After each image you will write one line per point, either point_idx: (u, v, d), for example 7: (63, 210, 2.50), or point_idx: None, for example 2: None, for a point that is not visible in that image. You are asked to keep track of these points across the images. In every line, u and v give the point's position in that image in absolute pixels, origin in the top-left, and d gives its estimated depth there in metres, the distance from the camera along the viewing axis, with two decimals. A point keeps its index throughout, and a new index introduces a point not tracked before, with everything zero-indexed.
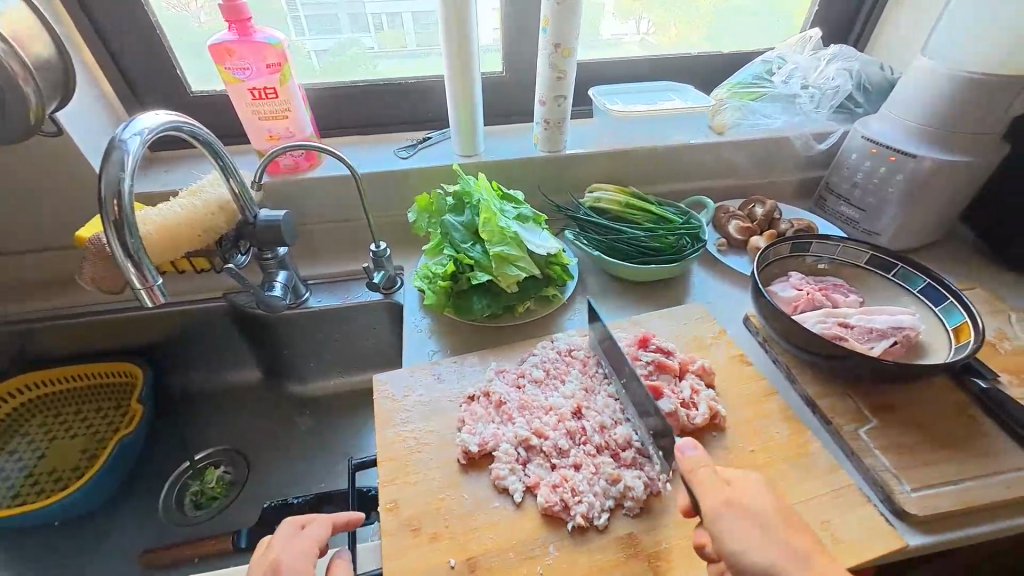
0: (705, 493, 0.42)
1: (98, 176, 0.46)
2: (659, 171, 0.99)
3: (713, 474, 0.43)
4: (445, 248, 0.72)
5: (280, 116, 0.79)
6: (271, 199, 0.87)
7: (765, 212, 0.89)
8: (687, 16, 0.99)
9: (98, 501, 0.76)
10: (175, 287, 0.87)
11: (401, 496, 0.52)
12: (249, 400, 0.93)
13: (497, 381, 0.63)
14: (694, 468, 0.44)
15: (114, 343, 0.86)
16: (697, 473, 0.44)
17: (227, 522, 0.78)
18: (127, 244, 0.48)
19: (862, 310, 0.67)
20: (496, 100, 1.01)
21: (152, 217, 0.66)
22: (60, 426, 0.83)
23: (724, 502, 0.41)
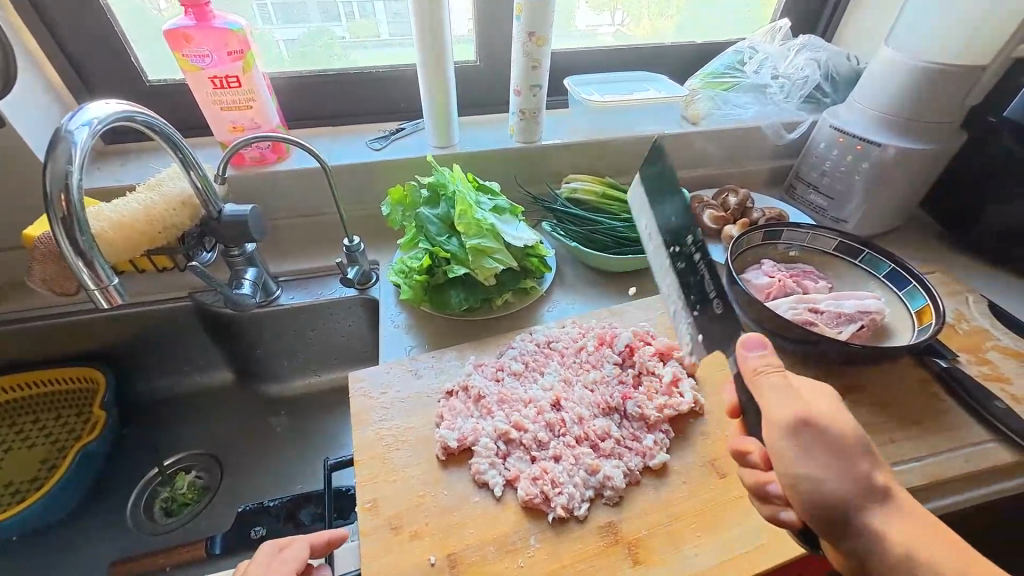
0: (778, 402, 0.42)
1: (43, 171, 0.43)
2: (635, 162, 0.99)
3: None
4: (421, 241, 0.70)
5: (244, 106, 0.76)
6: (237, 193, 0.84)
7: (738, 202, 0.90)
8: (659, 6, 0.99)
9: (61, 512, 0.73)
10: (137, 287, 0.83)
11: (380, 495, 0.51)
12: (221, 402, 0.90)
13: (476, 375, 0.62)
14: (761, 369, 0.44)
15: (72, 347, 0.81)
16: (763, 373, 0.43)
17: (201, 529, 0.76)
18: (77, 243, 0.45)
19: (831, 295, 0.69)
20: (471, 89, 0.99)
21: (107, 212, 0.63)
22: (15, 436, 0.79)
23: (802, 417, 0.41)
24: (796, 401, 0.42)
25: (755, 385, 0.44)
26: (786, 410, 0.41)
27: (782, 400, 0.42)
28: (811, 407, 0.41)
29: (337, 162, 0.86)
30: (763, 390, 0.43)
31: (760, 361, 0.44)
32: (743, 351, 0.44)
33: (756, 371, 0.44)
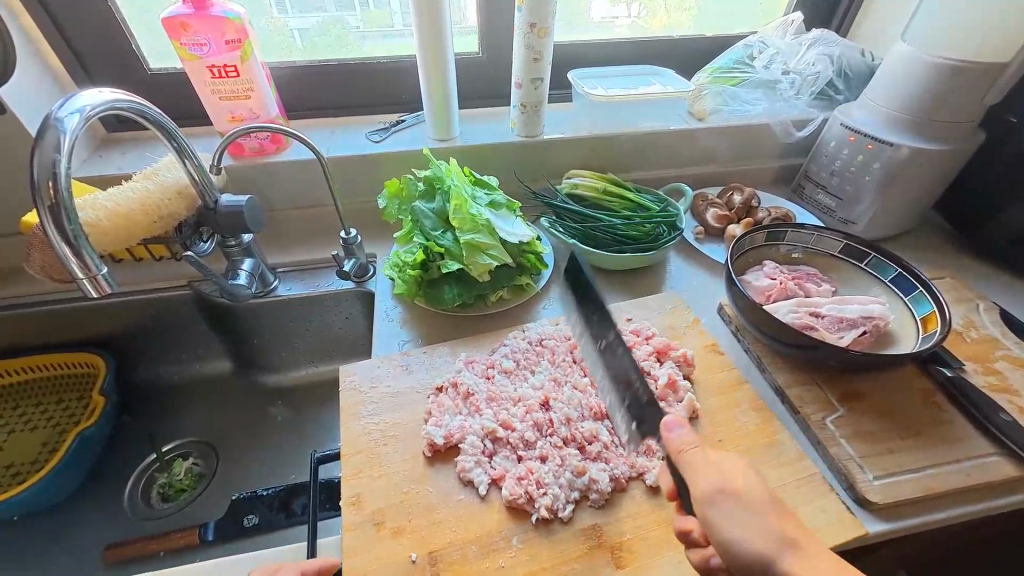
0: (702, 474, 0.42)
1: (31, 157, 0.43)
2: (638, 158, 0.98)
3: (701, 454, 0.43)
4: (416, 236, 0.70)
5: (242, 96, 0.76)
6: (236, 183, 0.84)
7: (744, 201, 0.89)
8: None
9: (59, 495, 0.74)
10: (135, 276, 0.84)
11: (365, 491, 0.51)
12: (219, 390, 0.91)
13: (465, 372, 0.62)
14: (683, 449, 0.44)
15: (74, 334, 0.83)
16: (686, 453, 0.44)
17: (195, 516, 0.76)
18: (65, 231, 0.45)
19: (833, 299, 0.67)
20: (473, 81, 0.97)
21: (103, 202, 0.62)
22: (18, 419, 0.80)
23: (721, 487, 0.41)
24: (714, 471, 0.42)
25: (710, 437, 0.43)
26: (704, 480, 0.41)
27: (704, 472, 0.42)
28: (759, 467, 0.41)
29: (335, 154, 0.85)
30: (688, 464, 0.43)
31: (683, 440, 0.44)
32: (665, 431, 0.45)
33: (679, 451, 0.44)
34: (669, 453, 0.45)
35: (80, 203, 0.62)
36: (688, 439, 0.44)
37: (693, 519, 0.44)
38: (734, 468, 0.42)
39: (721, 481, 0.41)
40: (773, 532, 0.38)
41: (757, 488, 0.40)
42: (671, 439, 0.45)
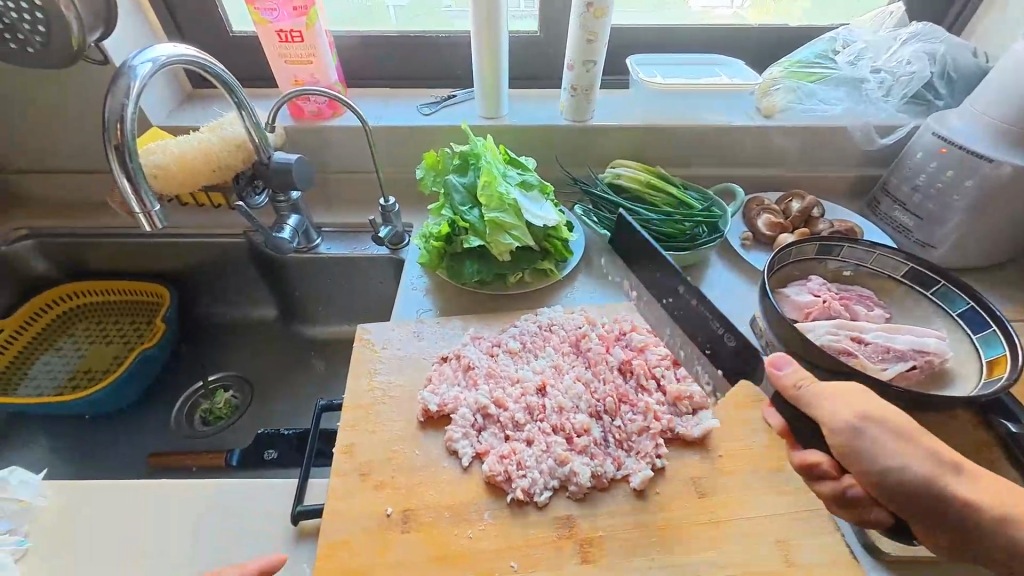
0: (829, 405, 0.42)
1: (105, 100, 0.49)
2: (693, 152, 0.92)
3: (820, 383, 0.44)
4: (444, 208, 0.71)
5: (305, 61, 0.81)
6: (294, 144, 0.89)
7: (803, 209, 0.82)
8: None
9: (121, 402, 0.84)
10: (201, 220, 0.92)
11: (358, 442, 0.54)
12: (263, 334, 0.99)
13: (470, 346, 0.62)
14: (799, 383, 0.44)
15: (151, 266, 0.94)
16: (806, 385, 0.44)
17: (228, 441, 0.84)
18: (126, 167, 0.50)
19: (882, 326, 0.61)
20: (528, 60, 0.96)
21: (172, 148, 0.71)
22: (97, 332, 0.92)
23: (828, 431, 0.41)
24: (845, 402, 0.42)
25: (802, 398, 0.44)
26: (841, 414, 0.42)
27: (837, 404, 0.42)
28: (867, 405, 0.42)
29: (384, 123, 0.88)
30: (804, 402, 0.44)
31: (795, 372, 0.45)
32: (774, 369, 0.45)
33: (795, 390, 0.44)
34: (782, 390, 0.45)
35: (155, 146, 0.71)
36: (804, 372, 0.45)
37: (818, 452, 0.47)
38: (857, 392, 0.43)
39: (858, 411, 0.41)
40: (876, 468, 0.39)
41: (888, 411, 0.41)
42: (780, 376, 0.45)
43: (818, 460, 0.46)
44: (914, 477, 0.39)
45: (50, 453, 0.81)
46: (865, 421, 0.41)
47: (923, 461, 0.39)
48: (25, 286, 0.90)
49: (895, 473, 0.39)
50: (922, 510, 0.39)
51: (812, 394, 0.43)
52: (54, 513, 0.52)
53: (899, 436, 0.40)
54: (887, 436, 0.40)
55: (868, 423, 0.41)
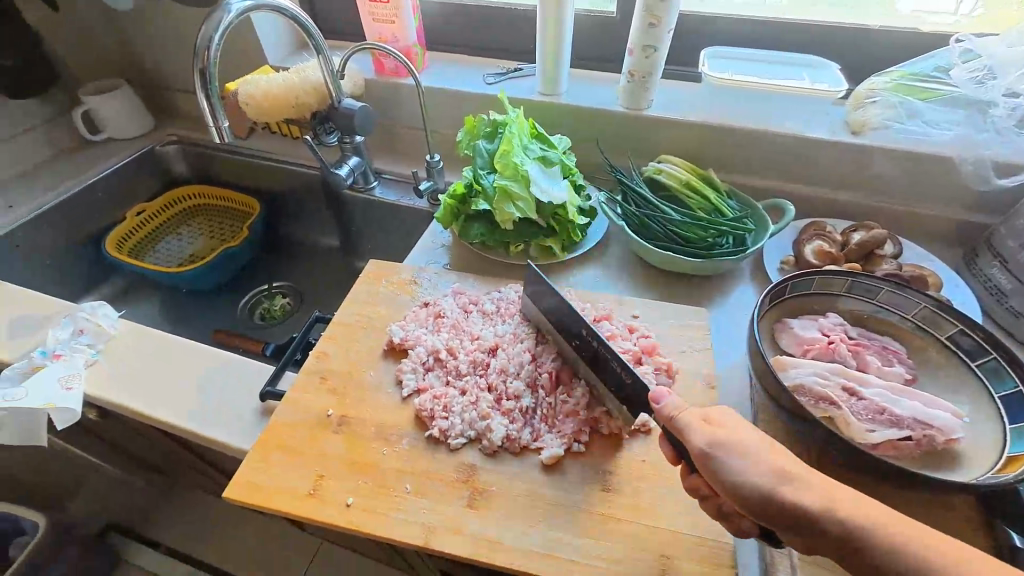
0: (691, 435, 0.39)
1: (199, 31, 0.62)
2: (757, 159, 0.83)
3: (692, 414, 0.40)
4: (467, 170, 0.75)
5: (391, 21, 0.89)
6: (373, 96, 1.00)
7: (864, 242, 0.70)
8: None
9: (207, 285, 1.04)
10: (292, 151, 1.08)
11: (330, 351, 0.63)
12: (323, 259, 1.14)
13: (449, 298, 0.67)
14: (674, 414, 0.41)
15: (251, 183, 1.13)
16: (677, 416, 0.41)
17: (272, 337, 1.01)
18: (205, 88, 0.63)
19: (888, 385, 0.53)
20: (604, 43, 0.95)
21: (263, 83, 0.84)
22: (207, 228, 1.13)
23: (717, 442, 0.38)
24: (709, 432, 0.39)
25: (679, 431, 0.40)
26: (697, 439, 0.39)
27: (692, 429, 0.39)
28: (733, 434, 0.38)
29: (450, 87, 0.94)
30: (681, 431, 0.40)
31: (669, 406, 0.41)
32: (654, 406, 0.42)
33: (671, 419, 0.41)
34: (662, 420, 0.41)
35: (253, 80, 0.85)
36: (679, 404, 0.41)
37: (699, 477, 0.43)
38: (728, 421, 0.39)
39: (712, 436, 0.38)
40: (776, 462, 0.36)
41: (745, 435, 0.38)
42: (660, 412, 0.42)
43: (698, 483, 0.43)
44: (753, 486, 0.35)
45: (152, 310, 1.03)
46: (715, 445, 0.37)
47: (762, 470, 0.35)
48: (165, 181, 1.15)
49: (741, 486, 0.35)
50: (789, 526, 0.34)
51: (682, 424, 0.40)
52: (123, 343, 0.68)
53: (740, 448, 0.37)
54: (728, 452, 0.37)
55: (716, 448, 0.37)
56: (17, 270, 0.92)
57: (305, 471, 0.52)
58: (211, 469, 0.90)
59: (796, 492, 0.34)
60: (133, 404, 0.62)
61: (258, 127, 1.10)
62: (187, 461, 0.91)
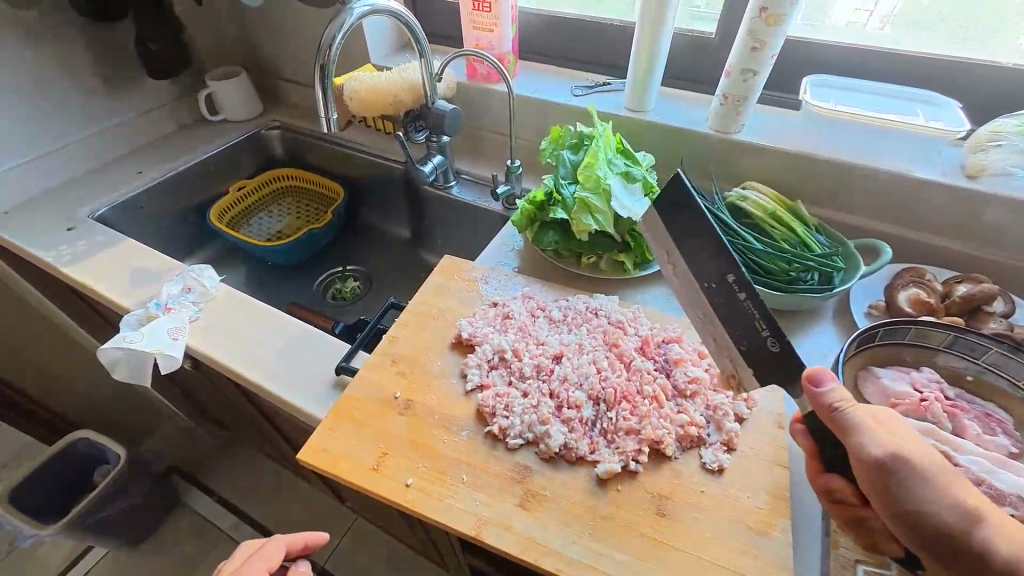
0: (861, 437, 0.39)
1: (324, 31, 0.68)
2: (852, 195, 0.79)
3: (866, 414, 0.40)
4: (548, 179, 0.77)
5: (489, 29, 0.93)
6: (463, 99, 1.04)
7: (969, 297, 0.64)
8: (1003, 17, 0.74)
9: (291, 260, 1.12)
10: (380, 144, 1.15)
11: (401, 337, 0.66)
12: (395, 248, 1.20)
13: (518, 301, 0.69)
14: (839, 407, 0.40)
15: (340, 171, 1.21)
16: (845, 411, 0.40)
17: (341, 317, 1.07)
18: (322, 82, 0.68)
19: (988, 456, 0.48)
20: (698, 64, 0.94)
21: (366, 80, 0.90)
22: (295, 208, 1.23)
23: (893, 453, 0.38)
24: (879, 435, 0.39)
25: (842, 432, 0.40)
26: (871, 446, 0.38)
27: (872, 437, 0.39)
28: (907, 445, 0.38)
29: (537, 95, 0.96)
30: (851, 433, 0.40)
31: (840, 394, 0.40)
32: (814, 388, 0.41)
33: (835, 412, 0.40)
34: (829, 414, 0.40)
35: (358, 77, 0.91)
36: (845, 395, 0.41)
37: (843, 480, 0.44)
38: (899, 430, 0.40)
39: (892, 447, 0.38)
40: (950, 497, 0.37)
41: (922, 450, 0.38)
42: (821, 398, 0.41)
43: (842, 488, 0.44)
44: (940, 517, 0.37)
45: (240, 279, 1.13)
46: (895, 455, 0.38)
47: (950, 504, 0.37)
48: (265, 161, 1.26)
49: (921, 510, 0.37)
50: (952, 554, 0.37)
51: (854, 422, 0.40)
52: (221, 304, 0.76)
53: (923, 471, 0.38)
54: (914, 471, 0.37)
55: (896, 462, 0.38)
56: (137, 228, 1.04)
57: (370, 445, 0.55)
58: (273, 431, 0.96)
59: (978, 532, 0.36)
60: (224, 360, 0.68)
61: (355, 121, 1.18)
62: (253, 420, 0.99)
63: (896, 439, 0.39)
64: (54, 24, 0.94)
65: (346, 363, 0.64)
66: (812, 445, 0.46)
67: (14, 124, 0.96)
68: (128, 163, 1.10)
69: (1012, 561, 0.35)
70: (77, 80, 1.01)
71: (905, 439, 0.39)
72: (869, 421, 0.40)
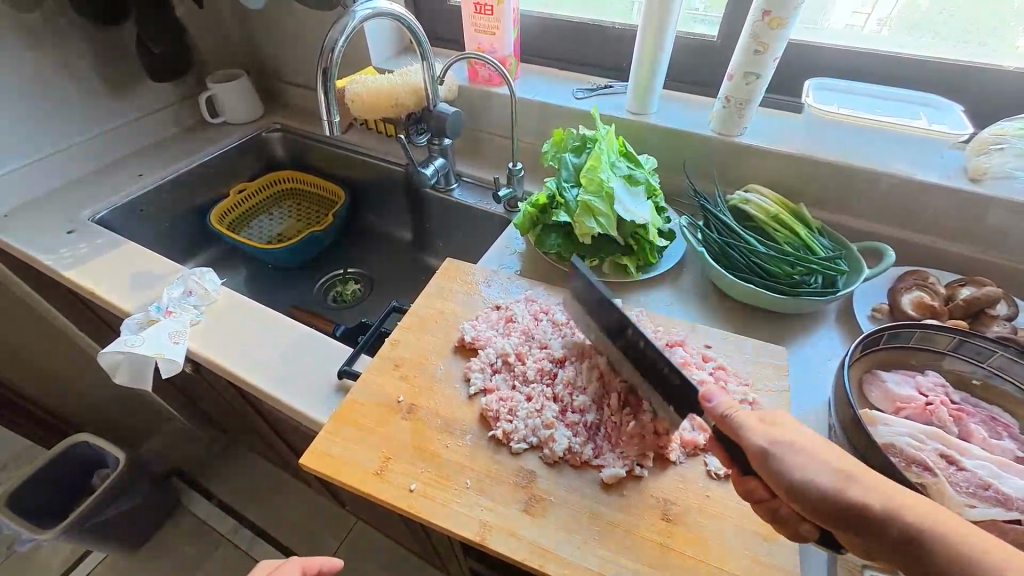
0: (751, 429, 0.40)
1: (327, 34, 0.67)
2: (855, 197, 0.79)
3: (749, 411, 0.41)
4: (550, 181, 0.77)
5: (491, 32, 0.93)
6: (465, 101, 1.04)
7: (972, 300, 0.64)
8: (1011, 20, 0.74)
9: (292, 263, 1.12)
10: (380, 146, 1.15)
11: (403, 340, 0.66)
12: (396, 251, 1.20)
13: (521, 304, 0.69)
14: (727, 411, 0.41)
15: (341, 174, 1.21)
16: (729, 410, 0.41)
17: (342, 320, 1.07)
18: (324, 86, 0.68)
19: (996, 459, 0.48)
20: (701, 66, 0.94)
21: (368, 82, 0.90)
22: (296, 211, 1.22)
23: (772, 440, 0.39)
24: (763, 425, 0.40)
25: (727, 428, 0.41)
26: (756, 438, 0.39)
27: (752, 428, 0.39)
28: (783, 433, 0.39)
29: (539, 98, 0.96)
30: (737, 428, 0.40)
31: (722, 402, 0.41)
32: (706, 404, 0.42)
33: (725, 416, 0.41)
34: (712, 415, 0.41)
35: (360, 79, 0.91)
36: (731, 400, 0.41)
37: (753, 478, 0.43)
38: (786, 423, 0.40)
39: (774, 436, 0.39)
40: (832, 467, 0.37)
41: (806, 431, 0.39)
42: (713, 411, 0.41)
43: (756, 487, 0.42)
44: (820, 486, 0.36)
45: (241, 281, 1.13)
46: (777, 444, 0.38)
47: (826, 469, 0.37)
48: (266, 163, 1.25)
49: (809, 486, 0.37)
50: (851, 525, 0.35)
51: (737, 420, 0.40)
52: (222, 307, 0.75)
53: (806, 452, 0.38)
54: (791, 453, 0.38)
55: (777, 447, 0.38)
56: (138, 230, 1.04)
57: (373, 449, 0.55)
58: (274, 433, 0.96)
59: (863, 494, 0.35)
60: (222, 362, 0.68)
61: (356, 123, 1.18)
62: (253, 422, 0.98)
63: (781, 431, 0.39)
64: (56, 25, 0.94)
65: (349, 365, 0.64)
66: (725, 453, 0.44)
67: (15, 124, 0.95)
68: (129, 164, 1.09)
69: (895, 519, 0.34)
70: (79, 81, 1.01)
71: (788, 426, 0.40)
72: (758, 418, 0.40)
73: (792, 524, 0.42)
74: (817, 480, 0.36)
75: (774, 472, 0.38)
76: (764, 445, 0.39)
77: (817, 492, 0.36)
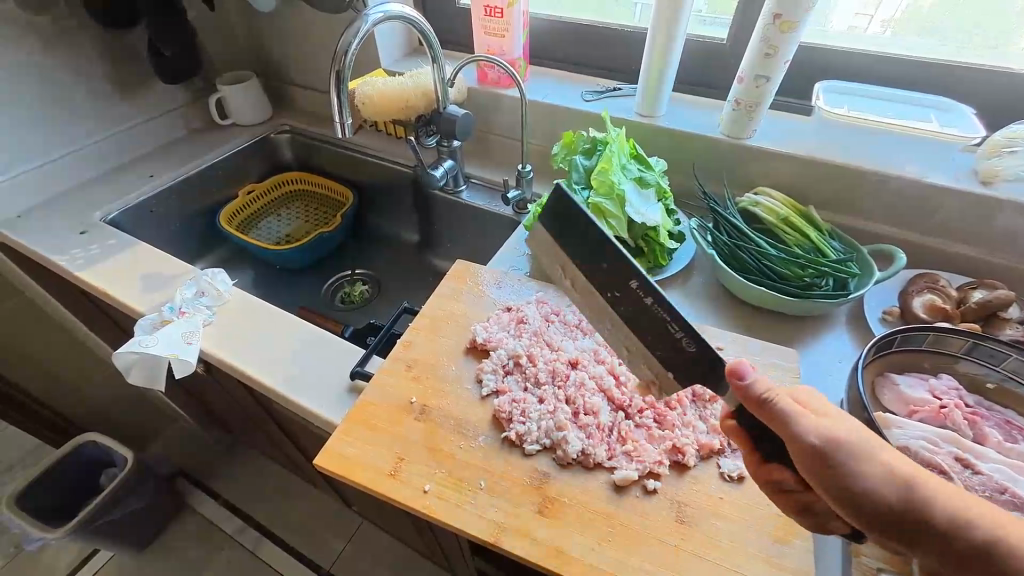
0: (799, 424, 0.36)
1: (340, 37, 0.68)
2: (864, 200, 0.79)
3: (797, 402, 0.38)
4: (561, 183, 0.77)
5: (500, 34, 0.93)
6: (474, 103, 1.04)
7: (984, 303, 0.64)
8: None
9: (300, 263, 1.12)
10: (388, 148, 1.15)
11: (415, 342, 0.66)
12: (403, 252, 1.20)
13: (532, 306, 0.69)
14: (769, 397, 0.37)
15: (349, 175, 1.22)
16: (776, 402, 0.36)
17: (349, 321, 1.07)
18: (337, 89, 0.69)
19: (1012, 462, 0.48)
20: (711, 69, 0.94)
21: (378, 85, 0.91)
22: (304, 213, 1.23)
23: (826, 439, 0.36)
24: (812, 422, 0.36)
25: (772, 420, 0.37)
26: (804, 433, 0.36)
27: (804, 422, 0.36)
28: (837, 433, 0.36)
29: (548, 100, 0.96)
30: (785, 425, 0.36)
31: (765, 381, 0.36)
32: (739, 382, 0.37)
33: (764, 399, 0.37)
34: (753, 400, 0.37)
35: (370, 82, 0.92)
36: (771, 383, 0.37)
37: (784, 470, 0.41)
38: (822, 409, 0.38)
39: (827, 433, 0.36)
40: (882, 464, 0.35)
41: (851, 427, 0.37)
42: (749, 389, 0.37)
43: (784, 476, 0.41)
44: (870, 487, 0.34)
45: (249, 282, 1.13)
46: (829, 442, 0.35)
47: (877, 469, 0.35)
48: (274, 165, 1.26)
49: (863, 490, 0.34)
50: (893, 525, 0.34)
51: (788, 412, 0.36)
52: (233, 307, 0.76)
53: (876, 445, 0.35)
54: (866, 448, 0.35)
55: (832, 447, 0.35)
56: (147, 230, 1.04)
57: (386, 451, 0.55)
58: (282, 434, 0.96)
59: (916, 492, 0.34)
60: (234, 362, 0.68)
61: (365, 125, 1.18)
62: (260, 423, 0.98)
63: (827, 423, 0.36)
64: (67, 27, 0.95)
65: (360, 367, 0.64)
66: (746, 438, 0.42)
67: (27, 126, 0.96)
68: (139, 166, 1.10)
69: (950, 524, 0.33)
70: (90, 83, 1.02)
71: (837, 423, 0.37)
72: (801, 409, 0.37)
73: (821, 516, 0.41)
74: (871, 483, 0.34)
75: (827, 478, 0.35)
76: (819, 448, 0.35)
77: (865, 491, 0.34)
